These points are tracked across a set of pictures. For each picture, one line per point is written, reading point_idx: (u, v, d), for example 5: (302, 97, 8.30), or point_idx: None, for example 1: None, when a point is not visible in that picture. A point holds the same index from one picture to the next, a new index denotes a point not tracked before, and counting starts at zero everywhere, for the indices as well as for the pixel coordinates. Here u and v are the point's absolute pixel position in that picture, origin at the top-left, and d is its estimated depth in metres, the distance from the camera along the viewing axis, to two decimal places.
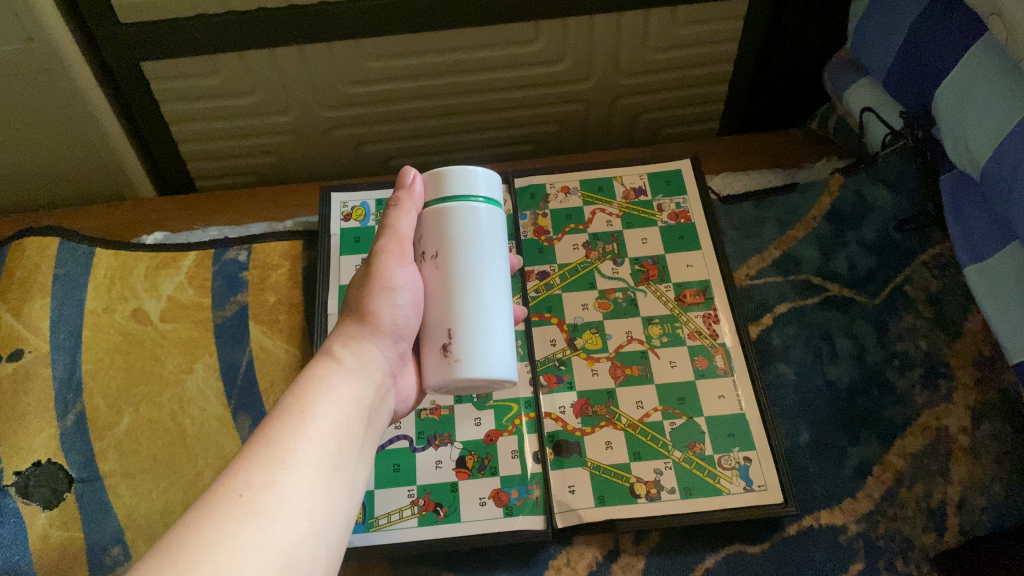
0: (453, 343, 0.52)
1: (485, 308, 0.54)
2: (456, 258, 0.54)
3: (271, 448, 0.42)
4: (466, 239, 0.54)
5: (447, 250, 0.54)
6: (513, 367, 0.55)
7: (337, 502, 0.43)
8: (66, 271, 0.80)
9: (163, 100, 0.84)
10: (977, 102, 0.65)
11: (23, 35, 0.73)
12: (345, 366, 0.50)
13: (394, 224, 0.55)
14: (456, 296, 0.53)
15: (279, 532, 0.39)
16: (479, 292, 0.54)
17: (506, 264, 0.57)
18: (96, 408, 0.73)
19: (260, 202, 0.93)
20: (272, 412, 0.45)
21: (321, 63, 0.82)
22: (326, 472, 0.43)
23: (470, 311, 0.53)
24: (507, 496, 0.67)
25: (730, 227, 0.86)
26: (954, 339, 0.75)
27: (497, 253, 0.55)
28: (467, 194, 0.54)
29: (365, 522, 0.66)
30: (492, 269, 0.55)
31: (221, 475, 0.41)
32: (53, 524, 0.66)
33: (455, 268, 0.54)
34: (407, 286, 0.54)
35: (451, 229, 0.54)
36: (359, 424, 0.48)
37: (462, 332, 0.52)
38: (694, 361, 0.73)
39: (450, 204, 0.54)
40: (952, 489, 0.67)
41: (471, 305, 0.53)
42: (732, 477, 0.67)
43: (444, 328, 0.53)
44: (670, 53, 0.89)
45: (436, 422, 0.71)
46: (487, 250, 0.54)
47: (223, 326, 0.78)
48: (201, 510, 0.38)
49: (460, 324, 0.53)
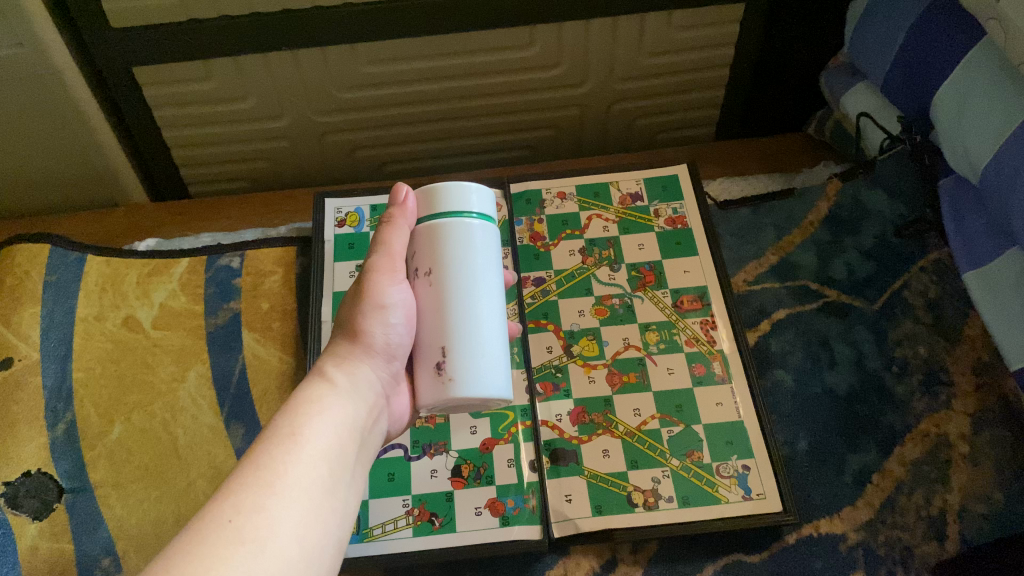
0: (446, 362, 0.52)
1: (479, 325, 0.53)
2: (450, 276, 0.53)
3: (261, 471, 0.42)
4: (459, 256, 0.53)
5: (440, 267, 0.53)
6: (508, 385, 0.54)
7: (329, 525, 0.42)
8: (57, 278, 0.79)
9: (156, 105, 0.83)
10: (976, 107, 0.64)
11: (16, 40, 0.72)
12: (337, 387, 0.50)
13: (385, 241, 0.55)
14: (449, 314, 0.53)
15: (268, 558, 0.38)
16: (473, 310, 0.53)
17: (500, 279, 0.56)
18: (86, 417, 0.72)
19: (254, 208, 0.92)
20: (262, 434, 0.45)
21: (315, 68, 0.81)
22: (318, 496, 0.43)
23: (464, 329, 0.52)
24: (503, 506, 0.66)
25: (728, 233, 0.86)
26: (953, 345, 0.74)
27: (491, 269, 0.55)
28: (460, 210, 0.54)
29: (360, 532, 0.65)
30: (486, 286, 0.54)
31: (210, 499, 0.41)
32: (42, 535, 0.66)
33: (448, 285, 0.53)
34: (399, 303, 0.54)
35: (444, 246, 0.53)
36: (351, 447, 0.47)
37: (456, 351, 0.52)
38: (692, 368, 0.73)
39: (442, 220, 0.54)
40: (953, 497, 0.67)
41: (465, 323, 0.52)
42: (730, 486, 0.66)
43: (438, 347, 0.52)
44: (667, 57, 0.88)
45: (431, 431, 0.70)
46: (481, 266, 0.54)
47: (216, 333, 0.78)
48: (189, 536, 0.38)
49: (453, 343, 0.52)
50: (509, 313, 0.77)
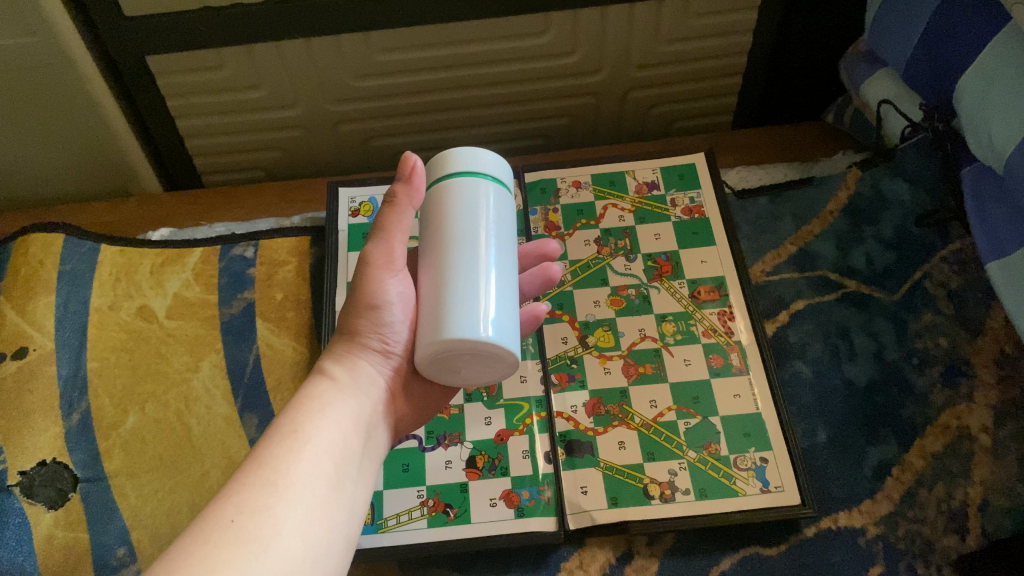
0: (436, 314, 0.49)
1: (473, 272, 0.49)
2: (444, 232, 0.51)
3: (264, 470, 0.41)
4: (457, 205, 0.52)
5: (442, 218, 0.52)
6: (511, 337, 0.49)
7: (334, 523, 0.42)
8: (72, 267, 0.79)
9: (170, 95, 0.83)
10: (1001, 93, 0.63)
11: (28, 29, 0.72)
12: (338, 383, 0.49)
13: (388, 228, 0.53)
14: (442, 268, 0.50)
15: (272, 557, 0.38)
16: (468, 260, 0.50)
17: (508, 237, 0.53)
18: (101, 407, 0.72)
19: (266, 197, 0.91)
20: (267, 434, 0.44)
21: (327, 56, 0.81)
22: (323, 493, 0.42)
23: (456, 278, 0.49)
24: (518, 497, 0.65)
25: (745, 223, 0.84)
26: (975, 337, 0.73)
27: (502, 223, 0.52)
28: (472, 170, 0.53)
29: (374, 523, 0.64)
30: (489, 235, 0.51)
31: (214, 499, 0.40)
32: (58, 524, 0.66)
33: (449, 232, 0.51)
34: (397, 299, 0.52)
35: (447, 196, 0.52)
36: (356, 441, 0.47)
37: (445, 300, 0.49)
38: (709, 359, 0.72)
39: (451, 178, 0.53)
40: (974, 490, 0.65)
41: (457, 272, 0.49)
42: (748, 478, 0.65)
43: (433, 302, 0.49)
44: (684, 44, 0.87)
45: (445, 422, 0.70)
46: (487, 217, 0.52)
47: (230, 323, 0.77)
48: (192, 538, 0.38)
49: (444, 293, 0.49)
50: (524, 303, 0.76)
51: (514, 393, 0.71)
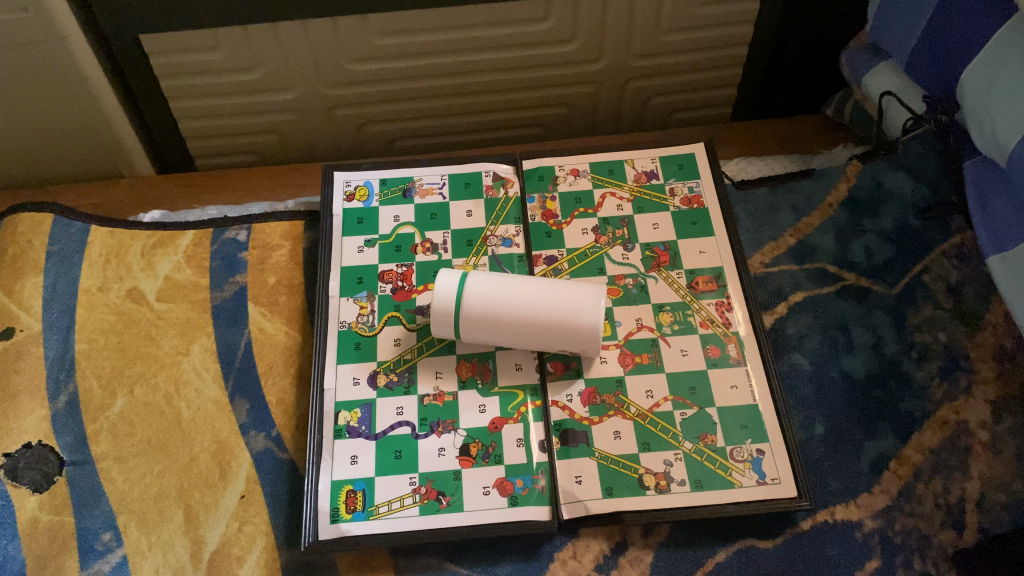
0: (555, 307, 0.65)
1: (538, 314, 0.65)
2: (491, 316, 0.65)
3: None
4: (486, 302, 0.65)
5: (494, 318, 0.65)
6: (589, 296, 0.65)
7: None
8: (60, 248, 0.79)
9: (163, 75, 0.82)
10: (1007, 86, 0.62)
11: (19, 5, 0.71)
12: None
13: None
14: (502, 330, 0.65)
15: None
16: (515, 313, 0.65)
17: (511, 291, 0.65)
18: (89, 389, 0.71)
19: (260, 180, 0.90)
20: None
21: (324, 38, 0.80)
22: None
23: (530, 311, 0.65)
24: (512, 485, 0.64)
25: (744, 213, 0.84)
26: (975, 331, 0.72)
27: (504, 289, 0.65)
28: (463, 293, 0.65)
29: (365, 510, 0.62)
30: (511, 296, 0.65)
31: None
32: (42, 507, 0.65)
33: (505, 319, 0.65)
34: None
35: (471, 308, 0.65)
36: None
37: (552, 314, 0.65)
38: (706, 350, 0.70)
39: (466, 303, 0.65)
40: (972, 486, 0.65)
41: (523, 312, 0.65)
42: (744, 470, 0.64)
43: (535, 345, 0.66)
44: (684, 34, 0.86)
45: (439, 409, 0.67)
46: (496, 294, 0.65)
47: (222, 307, 0.76)
48: None
49: (542, 294, 0.65)
50: (547, 367, 0.70)
51: (509, 380, 0.69)
